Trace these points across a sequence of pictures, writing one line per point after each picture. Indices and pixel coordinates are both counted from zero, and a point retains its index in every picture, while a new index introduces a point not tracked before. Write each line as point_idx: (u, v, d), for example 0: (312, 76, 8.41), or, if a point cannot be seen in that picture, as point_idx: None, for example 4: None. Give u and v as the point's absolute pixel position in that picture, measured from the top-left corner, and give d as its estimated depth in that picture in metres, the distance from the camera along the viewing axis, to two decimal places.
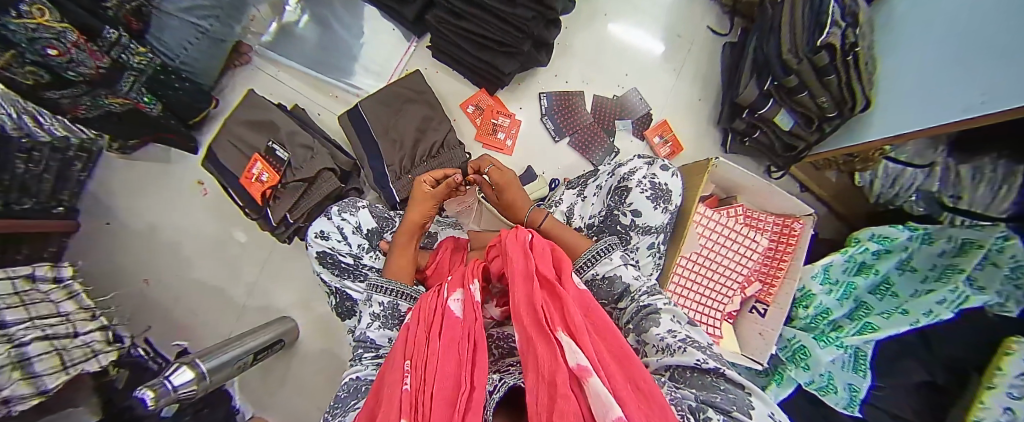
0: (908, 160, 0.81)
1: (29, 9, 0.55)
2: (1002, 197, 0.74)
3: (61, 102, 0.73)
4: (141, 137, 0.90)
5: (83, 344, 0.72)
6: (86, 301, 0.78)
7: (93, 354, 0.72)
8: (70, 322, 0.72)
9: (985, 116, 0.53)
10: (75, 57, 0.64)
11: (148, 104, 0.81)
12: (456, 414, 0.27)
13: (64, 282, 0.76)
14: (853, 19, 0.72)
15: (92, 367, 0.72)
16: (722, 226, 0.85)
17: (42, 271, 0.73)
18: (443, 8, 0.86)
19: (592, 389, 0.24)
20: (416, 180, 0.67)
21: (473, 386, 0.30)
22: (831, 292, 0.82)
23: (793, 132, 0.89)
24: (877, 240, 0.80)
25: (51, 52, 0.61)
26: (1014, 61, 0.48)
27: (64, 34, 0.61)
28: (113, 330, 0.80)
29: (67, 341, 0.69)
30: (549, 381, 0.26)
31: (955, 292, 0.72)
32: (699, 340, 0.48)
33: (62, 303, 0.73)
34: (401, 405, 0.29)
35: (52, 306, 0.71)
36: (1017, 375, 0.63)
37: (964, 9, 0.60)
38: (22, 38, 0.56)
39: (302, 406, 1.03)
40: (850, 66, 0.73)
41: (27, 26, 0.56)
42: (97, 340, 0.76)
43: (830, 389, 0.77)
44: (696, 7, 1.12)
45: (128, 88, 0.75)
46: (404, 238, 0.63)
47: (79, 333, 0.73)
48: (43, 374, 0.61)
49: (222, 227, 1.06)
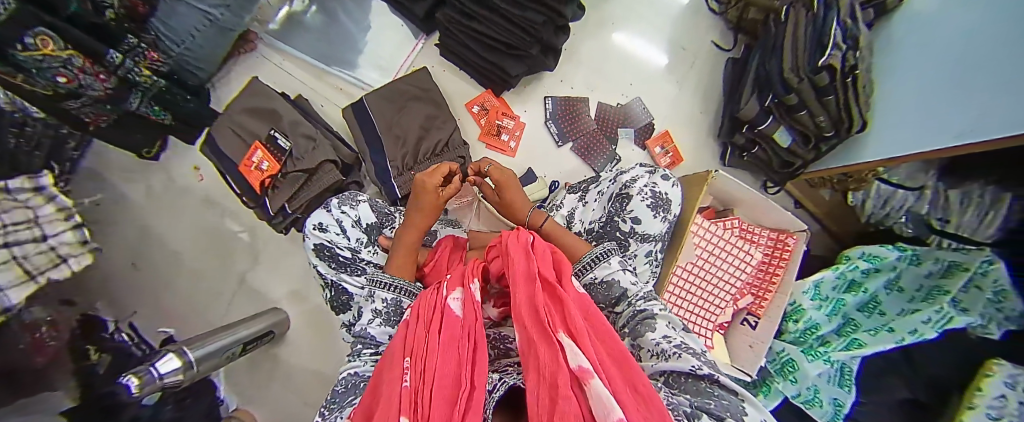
0: (899, 182, 0.85)
1: (34, 41, 0.60)
2: (986, 223, 0.75)
3: (83, 112, 0.77)
4: (156, 142, 0.96)
5: (50, 249, 0.68)
6: (65, 202, 0.72)
7: (59, 262, 0.70)
8: (39, 226, 0.66)
9: (976, 144, 0.56)
10: (83, 82, 0.71)
11: (159, 115, 0.87)
12: (456, 414, 0.27)
13: (42, 188, 0.67)
14: (853, 43, 0.74)
15: (61, 274, 0.71)
16: (718, 238, 0.87)
17: (18, 182, 0.63)
18: (454, 8, 0.86)
19: (592, 391, 0.24)
20: (426, 186, 0.64)
21: (473, 386, 0.30)
22: (821, 307, 0.85)
23: (790, 149, 0.92)
24: (866, 258, 0.83)
25: (61, 79, 0.68)
26: (1008, 92, 0.50)
27: (70, 60, 0.67)
28: (85, 229, 0.75)
29: (30, 248, 0.64)
30: (550, 383, 0.26)
31: (940, 313, 0.74)
32: (694, 347, 0.48)
33: (41, 209, 0.67)
34: (400, 404, 0.29)
35: (29, 213, 0.65)
36: (996, 396, 0.66)
37: (960, 40, 0.63)
38: (32, 67, 0.63)
39: (289, 401, 1.01)
40: (849, 89, 0.76)
41: (35, 57, 0.62)
42: (67, 242, 0.72)
43: (816, 403, 0.79)
44: (701, 22, 1.14)
45: (138, 104, 0.82)
46: (411, 235, 0.63)
47: (47, 236, 0.68)
48: (8, 290, 0.58)
49: (215, 214, 1.04)
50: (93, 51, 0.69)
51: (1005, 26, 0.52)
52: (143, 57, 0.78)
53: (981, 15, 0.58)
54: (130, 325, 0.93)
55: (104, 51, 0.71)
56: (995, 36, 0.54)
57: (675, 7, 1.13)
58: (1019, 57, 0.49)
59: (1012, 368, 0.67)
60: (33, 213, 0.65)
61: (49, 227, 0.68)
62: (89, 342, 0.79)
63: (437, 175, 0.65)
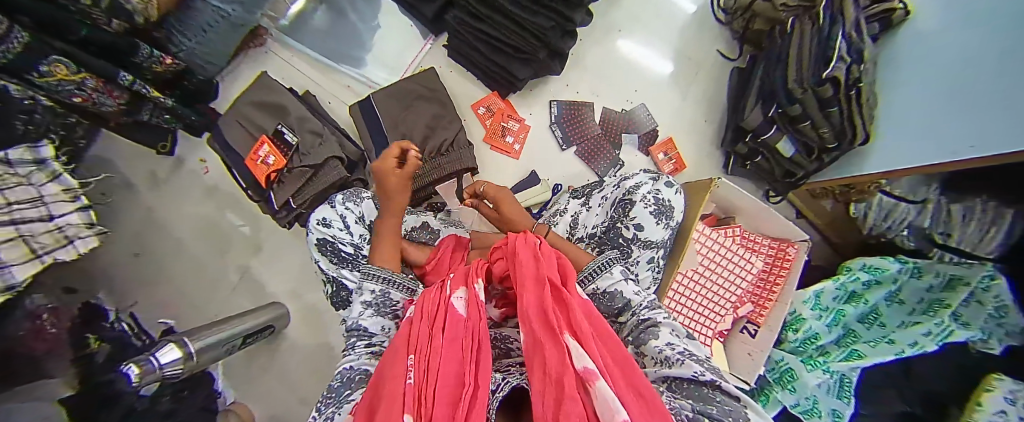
0: (902, 194, 0.85)
1: (48, 69, 0.61)
2: (990, 235, 0.76)
3: (108, 114, 0.79)
4: (165, 139, 0.96)
5: (56, 230, 0.68)
6: (70, 180, 0.69)
7: (66, 244, 0.70)
8: (45, 204, 0.65)
9: (979, 158, 0.56)
10: (97, 101, 0.73)
11: (169, 123, 0.90)
12: (459, 412, 0.26)
13: (45, 162, 0.65)
14: (859, 57, 0.75)
15: (66, 255, 0.71)
16: (720, 245, 0.88)
17: (16, 154, 0.61)
18: (463, 10, 0.86)
19: (599, 393, 0.24)
20: (382, 167, 0.66)
21: (477, 384, 0.30)
22: (821, 317, 0.84)
23: (793, 160, 0.92)
24: (868, 270, 0.83)
25: (77, 99, 0.70)
26: (1015, 109, 0.51)
27: (83, 81, 0.68)
28: (91, 211, 0.73)
29: (38, 227, 0.64)
30: (555, 382, 0.26)
31: (941, 326, 0.75)
32: (697, 353, 0.49)
33: (45, 186, 0.65)
34: (404, 400, 0.29)
35: (32, 191, 0.64)
36: (995, 412, 0.66)
37: (969, 56, 0.63)
38: (49, 89, 0.65)
39: (284, 396, 1.01)
40: (852, 101, 0.76)
41: (52, 82, 0.64)
42: (74, 223, 0.70)
43: (815, 413, 0.78)
44: (707, 31, 1.15)
45: (148, 116, 0.85)
46: (389, 223, 0.64)
47: (54, 217, 0.67)
48: (11, 269, 0.60)
49: (219, 207, 1.04)
50: (105, 75, 0.69)
51: (1012, 45, 0.52)
52: (159, 63, 0.77)
53: (988, 33, 0.59)
54: (130, 315, 0.93)
55: (116, 73, 0.70)
56: (1002, 54, 0.54)
57: (681, 15, 1.14)
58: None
59: (1013, 384, 0.68)
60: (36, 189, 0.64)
61: (56, 207, 0.67)
62: (89, 332, 0.78)
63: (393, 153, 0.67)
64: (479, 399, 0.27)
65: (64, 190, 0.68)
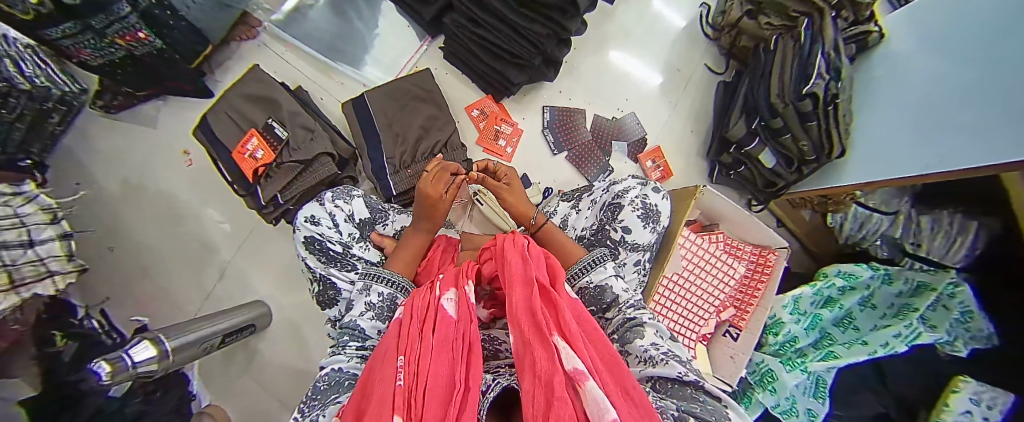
0: (875, 205, 0.92)
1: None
2: (956, 248, 0.84)
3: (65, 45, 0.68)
4: (142, 88, 0.89)
5: (23, 226, 0.66)
6: (47, 201, 0.71)
7: (46, 276, 0.67)
8: (24, 226, 0.66)
9: (944, 174, 0.61)
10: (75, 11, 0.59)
11: (149, 82, 0.87)
12: (449, 412, 0.26)
13: (22, 191, 0.68)
14: (836, 74, 0.79)
15: (46, 289, 0.67)
16: (703, 251, 0.91)
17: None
18: (463, 15, 0.88)
19: (593, 395, 0.23)
20: (431, 197, 0.60)
21: (468, 386, 0.29)
22: (799, 321, 0.89)
23: (774, 170, 0.97)
24: (842, 276, 0.88)
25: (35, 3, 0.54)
26: (982, 129, 0.54)
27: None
28: (74, 240, 0.74)
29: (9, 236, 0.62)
30: (546, 384, 0.25)
31: (910, 328, 0.79)
32: (680, 354, 0.50)
33: (22, 206, 0.67)
34: (394, 403, 0.27)
35: (10, 210, 0.64)
36: (961, 412, 0.71)
37: (943, 76, 0.66)
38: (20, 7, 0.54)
39: (261, 399, 0.98)
40: (829, 116, 0.81)
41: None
42: (55, 254, 0.70)
43: (793, 413, 0.81)
44: (697, 48, 1.19)
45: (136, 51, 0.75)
46: (421, 234, 0.65)
47: (35, 243, 0.67)
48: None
49: (201, 201, 1.01)
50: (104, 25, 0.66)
51: (988, 68, 0.55)
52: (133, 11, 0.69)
53: (964, 55, 0.62)
54: (101, 311, 0.89)
55: None
56: (975, 74, 0.57)
57: (672, 31, 1.19)
58: (997, 95, 0.52)
59: (977, 385, 0.72)
60: (13, 209, 0.65)
61: (37, 231, 0.68)
62: (55, 328, 0.74)
63: (434, 181, 0.61)
64: (468, 400, 0.27)
65: (40, 209, 0.69)
